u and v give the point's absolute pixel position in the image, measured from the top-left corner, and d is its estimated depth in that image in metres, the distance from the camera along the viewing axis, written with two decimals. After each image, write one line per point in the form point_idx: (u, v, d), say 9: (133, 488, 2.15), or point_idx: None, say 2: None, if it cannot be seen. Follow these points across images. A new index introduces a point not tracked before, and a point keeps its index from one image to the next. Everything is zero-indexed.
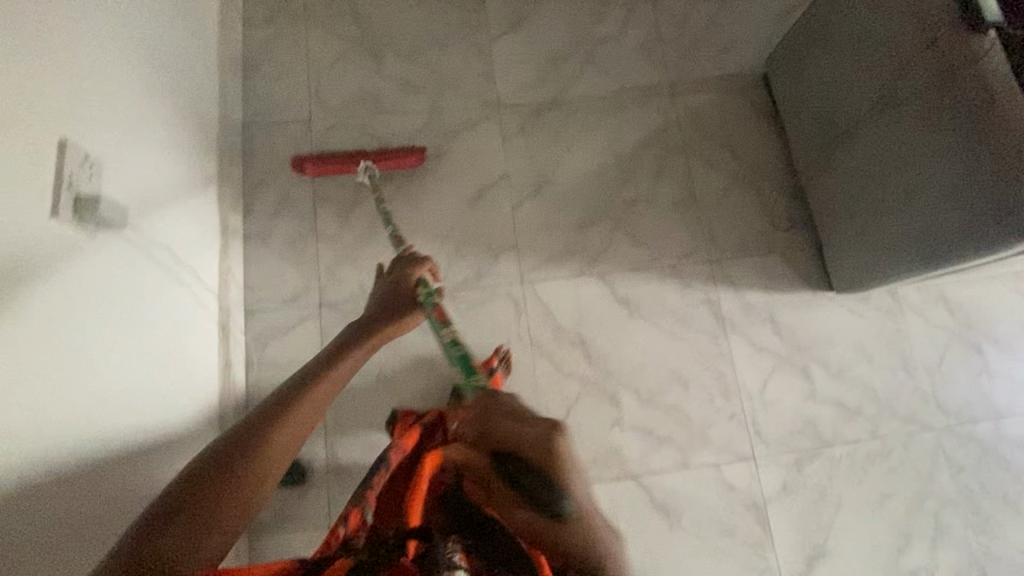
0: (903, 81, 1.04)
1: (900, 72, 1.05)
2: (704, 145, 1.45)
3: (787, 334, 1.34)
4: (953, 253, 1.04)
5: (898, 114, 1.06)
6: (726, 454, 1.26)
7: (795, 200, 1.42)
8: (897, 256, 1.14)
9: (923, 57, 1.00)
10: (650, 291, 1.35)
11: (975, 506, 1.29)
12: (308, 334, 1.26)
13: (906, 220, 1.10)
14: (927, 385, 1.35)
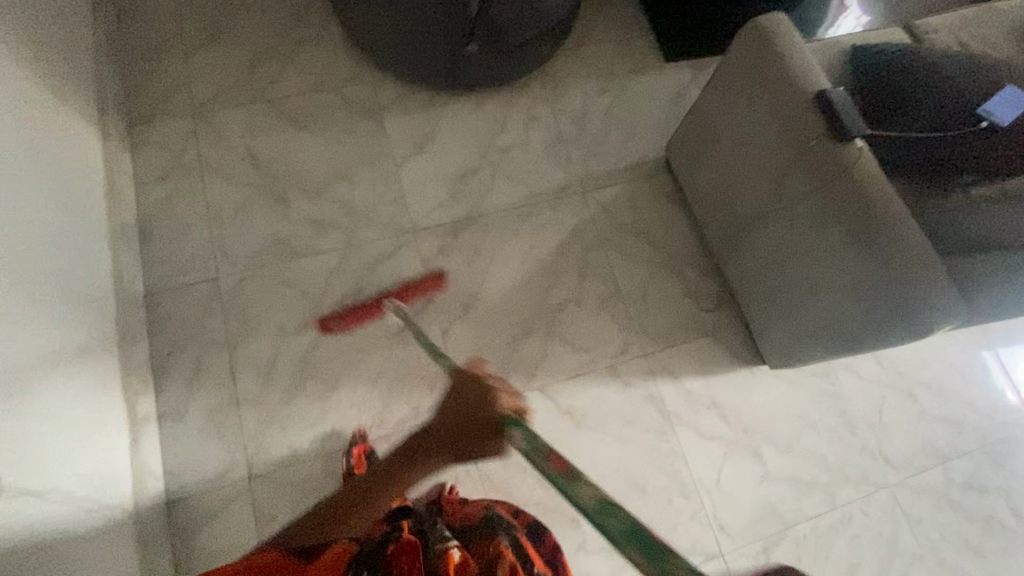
0: (785, 183, 1.06)
1: (781, 175, 1.07)
2: (620, 238, 1.48)
3: (732, 416, 1.35)
4: (860, 341, 1.07)
5: (786, 213, 1.08)
6: (694, 556, 1.24)
7: (715, 279, 1.46)
8: (817, 346, 1.15)
9: (799, 163, 1.02)
10: (592, 396, 1.33)
11: (939, 558, 1.30)
12: (238, 513, 1.17)
13: (816, 315, 1.11)
14: (872, 442, 1.37)
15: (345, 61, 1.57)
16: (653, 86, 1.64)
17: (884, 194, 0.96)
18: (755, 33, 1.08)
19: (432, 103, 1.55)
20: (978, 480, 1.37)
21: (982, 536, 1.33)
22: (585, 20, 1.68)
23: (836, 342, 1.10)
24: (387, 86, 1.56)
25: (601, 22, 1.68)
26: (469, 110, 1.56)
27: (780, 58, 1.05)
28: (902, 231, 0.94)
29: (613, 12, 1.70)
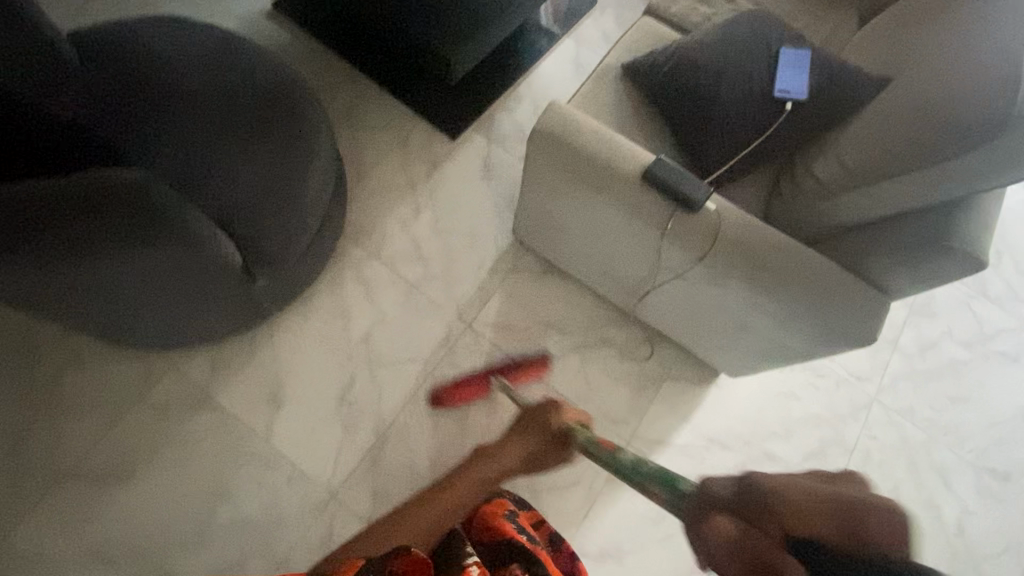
0: (664, 258, 0.98)
1: (655, 250, 0.98)
2: (534, 345, 1.35)
3: (729, 440, 1.32)
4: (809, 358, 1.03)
5: (682, 278, 1.00)
6: None
7: (636, 323, 1.39)
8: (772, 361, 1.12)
9: (668, 241, 0.93)
10: (612, 519, 1.24)
11: (942, 427, 1.38)
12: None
13: (760, 345, 1.06)
14: (840, 371, 1.41)
15: (127, 363, 1.24)
16: (460, 172, 1.50)
17: (756, 238, 0.91)
18: (545, 135, 0.96)
19: (258, 343, 1.29)
20: (926, 339, 1.46)
21: (956, 383, 1.43)
22: (350, 151, 1.48)
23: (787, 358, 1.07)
24: (195, 358, 1.27)
25: (367, 143, 1.49)
26: (302, 322, 1.32)
27: (583, 151, 0.94)
28: (796, 264, 0.89)
29: (371, 127, 1.51)
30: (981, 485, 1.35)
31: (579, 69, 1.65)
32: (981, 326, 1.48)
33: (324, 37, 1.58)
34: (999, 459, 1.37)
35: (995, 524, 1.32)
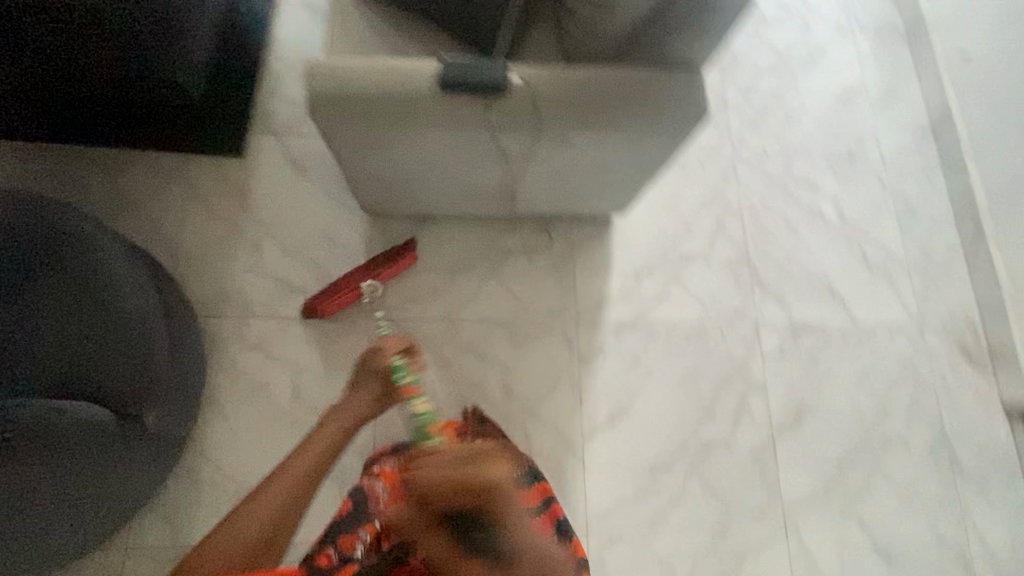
0: (505, 146, 0.96)
1: (494, 145, 0.95)
2: (451, 295, 1.32)
3: (653, 262, 1.40)
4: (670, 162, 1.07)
5: (533, 154, 0.99)
6: (756, 346, 1.37)
7: (524, 219, 1.39)
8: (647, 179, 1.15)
9: (498, 129, 0.90)
10: (604, 387, 1.31)
11: (793, 147, 1.54)
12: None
13: (632, 173, 1.09)
14: (698, 153, 1.51)
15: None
16: (273, 185, 1.34)
17: (570, 83, 0.89)
18: (326, 103, 0.86)
19: (197, 468, 1.17)
20: (744, 86, 1.59)
21: (783, 107, 1.58)
22: (149, 233, 1.29)
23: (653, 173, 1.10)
24: (144, 524, 1.13)
25: (161, 215, 1.30)
26: (223, 422, 1.20)
27: (371, 96, 0.86)
28: (613, 87, 0.90)
29: (152, 198, 1.31)
30: (843, 172, 1.54)
31: (319, 13, 1.47)
32: (776, 50, 1.64)
33: (30, 136, 1.30)
34: (844, 144, 1.56)
35: (867, 194, 1.52)
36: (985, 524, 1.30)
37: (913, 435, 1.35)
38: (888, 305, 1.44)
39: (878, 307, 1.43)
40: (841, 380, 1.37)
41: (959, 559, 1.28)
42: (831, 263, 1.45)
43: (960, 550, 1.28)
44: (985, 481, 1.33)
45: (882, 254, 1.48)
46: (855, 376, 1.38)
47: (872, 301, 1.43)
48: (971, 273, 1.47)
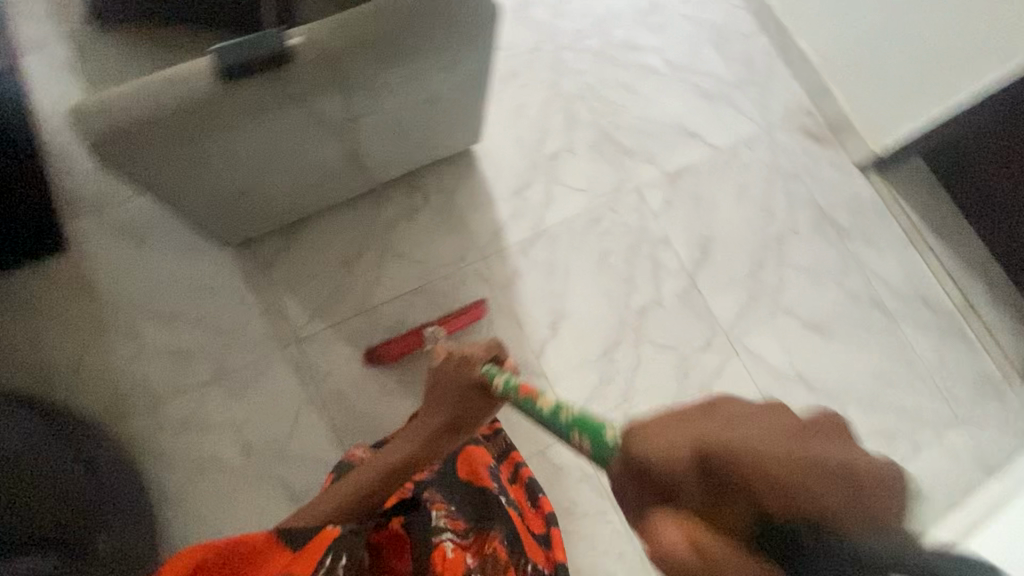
0: (317, 105, 0.91)
1: (305, 107, 0.90)
2: (354, 287, 1.27)
3: (527, 174, 1.43)
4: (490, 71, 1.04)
5: (351, 104, 0.94)
6: (646, 208, 1.45)
7: (389, 186, 1.35)
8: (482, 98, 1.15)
9: (298, 87, 0.86)
10: (535, 304, 1.34)
11: (602, 18, 1.59)
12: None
13: (464, 94, 1.08)
14: (523, 58, 1.52)
15: None
16: (117, 265, 1.23)
17: (347, 23, 0.82)
18: (105, 139, 0.78)
19: None
20: None
21: None
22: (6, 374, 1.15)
23: (480, 86, 1.08)
24: None
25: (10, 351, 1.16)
26: (191, 511, 1.13)
27: (139, 120, 0.78)
28: (393, 7, 0.84)
29: None
30: (654, 24, 1.61)
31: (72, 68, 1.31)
32: None
33: None
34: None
35: (680, 35, 1.61)
36: (877, 266, 1.51)
37: (799, 221, 1.50)
38: (737, 122, 1.57)
39: (730, 129, 1.55)
40: (726, 204, 1.49)
41: (870, 302, 1.47)
42: (678, 107, 1.55)
43: (868, 294, 1.48)
44: (865, 232, 1.52)
45: (714, 82, 1.59)
46: (736, 196, 1.50)
47: (722, 126, 1.55)
48: (789, 67, 1.62)
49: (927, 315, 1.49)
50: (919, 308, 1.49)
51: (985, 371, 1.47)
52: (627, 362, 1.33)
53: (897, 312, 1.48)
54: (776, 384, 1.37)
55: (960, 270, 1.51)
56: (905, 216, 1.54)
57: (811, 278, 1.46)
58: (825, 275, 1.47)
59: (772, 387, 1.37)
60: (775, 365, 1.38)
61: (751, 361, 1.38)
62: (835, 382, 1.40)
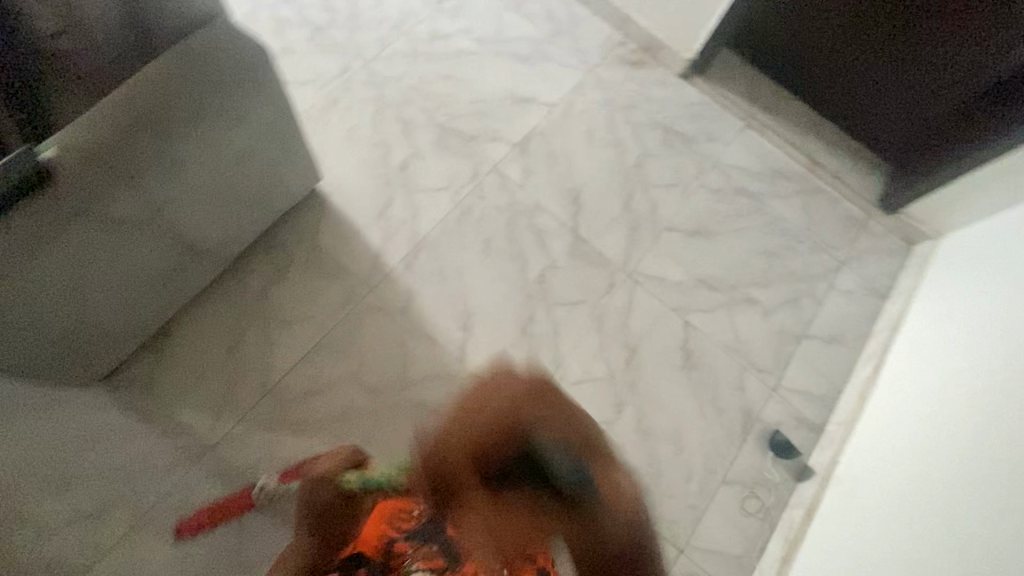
0: (110, 215, 0.86)
1: (97, 220, 0.85)
2: (247, 369, 1.19)
3: (384, 190, 1.38)
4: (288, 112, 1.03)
5: (148, 200, 0.90)
6: (510, 182, 1.47)
7: (245, 257, 1.27)
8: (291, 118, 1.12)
9: (77, 205, 0.80)
10: (441, 310, 1.31)
11: (400, 18, 1.57)
12: (717, 528, 1.25)
13: (277, 139, 1.05)
14: (337, 80, 1.47)
15: None
16: None
17: (101, 116, 0.80)
18: None
19: None
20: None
21: None
22: None
23: (285, 131, 1.06)
24: None
25: None
26: None
27: None
28: (144, 91, 0.82)
29: None
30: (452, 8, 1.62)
31: None
32: None
33: None
34: None
35: (480, 11, 1.63)
36: (729, 157, 1.62)
37: (648, 143, 1.59)
38: (562, 74, 1.62)
39: (557, 83, 1.60)
40: (580, 152, 1.54)
41: (734, 191, 1.58)
42: (503, 78, 1.57)
43: (730, 185, 1.58)
44: (707, 132, 1.63)
45: (528, 45, 1.63)
46: (585, 141, 1.55)
47: (549, 83, 1.60)
48: (589, 9, 1.70)
49: (784, 184, 1.62)
50: (776, 181, 1.62)
51: (846, 214, 1.62)
52: (546, 331, 1.35)
53: (760, 191, 1.60)
54: (683, 296, 1.45)
55: (796, 134, 1.65)
56: (736, 105, 1.66)
57: (677, 191, 1.55)
58: (688, 183, 1.56)
59: (681, 299, 1.44)
60: (676, 279, 1.46)
61: (654, 284, 1.44)
62: (732, 272, 1.49)
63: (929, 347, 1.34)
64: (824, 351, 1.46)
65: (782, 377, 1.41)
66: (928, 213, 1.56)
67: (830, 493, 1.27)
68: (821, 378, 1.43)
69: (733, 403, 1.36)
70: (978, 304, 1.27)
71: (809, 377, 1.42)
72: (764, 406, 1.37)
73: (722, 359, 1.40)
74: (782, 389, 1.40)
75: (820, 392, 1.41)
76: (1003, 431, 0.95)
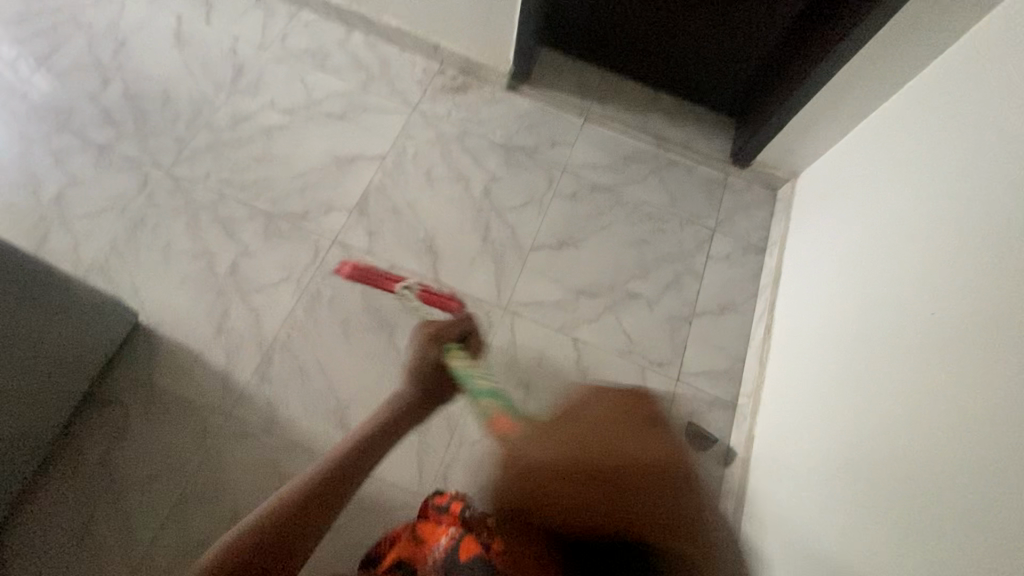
0: None
1: None
2: (107, 551, 1.05)
3: (219, 300, 1.27)
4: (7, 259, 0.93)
5: None
6: (356, 249, 1.37)
7: (74, 427, 1.12)
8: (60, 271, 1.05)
9: None
10: (312, 410, 1.20)
11: (196, 110, 1.46)
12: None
13: (32, 300, 0.97)
14: (138, 197, 1.34)
15: None
16: None
17: None
18: None
19: None
20: (100, 115, 1.42)
21: (150, 95, 1.46)
22: None
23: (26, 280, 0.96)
24: None
25: None
26: None
27: None
28: None
29: None
30: (251, 85, 1.51)
31: None
32: (85, 63, 1.47)
33: None
34: (225, 70, 1.53)
35: (282, 81, 1.54)
36: (576, 157, 1.58)
37: (491, 166, 1.53)
38: (385, 120, 1.53)
39: (382, 130, 1.52)
40: (423, 195, 1.46)
41: (590, 190, 1.54)
42: (322, 142, 1.48)
43: (584, 185, 1.55)
44: (548, 138, 1.59)
45: (342, 99, 1.54)
46: (427, 183, 1.47)
47: (374, 132, 1.51)
48: (396, 46, 1.63)
49: (637, 168, 1.59)
50: (628, 167, 1.59)
51: (706, 179, 1.61)
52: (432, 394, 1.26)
53: (616, 182, 1.57)
54: (565, 311, 1.39)
55: (636, 115, 1.63)
56: (569, 103, 1.62)
57: (533, 206, 1.50)
58: (541, 196, 1.51)
59: (565, 316, 1.38)
60: (553, 298, 1.40)
61: (533, 309, 1.38)
62: (608, 273, 1.45)
63: (811, 297, 1.29)
64: (717, 324, 1.43)
65: (683, 364, 1.37)
66: (778, 159, 1.55)
67: (755, 466, 1.23)
68: (721, 353, 1.40)
69: (641, 407, 1.31)
70: (845, 219, 1.28)
71: (708, 356, 1.39)
72: (673, 401, 1.33)
73: (620, 366, 1.34)
74: (686, 376, 1.36)
75: (723, 367, 1.39)
76: (907, 338, 0.94)
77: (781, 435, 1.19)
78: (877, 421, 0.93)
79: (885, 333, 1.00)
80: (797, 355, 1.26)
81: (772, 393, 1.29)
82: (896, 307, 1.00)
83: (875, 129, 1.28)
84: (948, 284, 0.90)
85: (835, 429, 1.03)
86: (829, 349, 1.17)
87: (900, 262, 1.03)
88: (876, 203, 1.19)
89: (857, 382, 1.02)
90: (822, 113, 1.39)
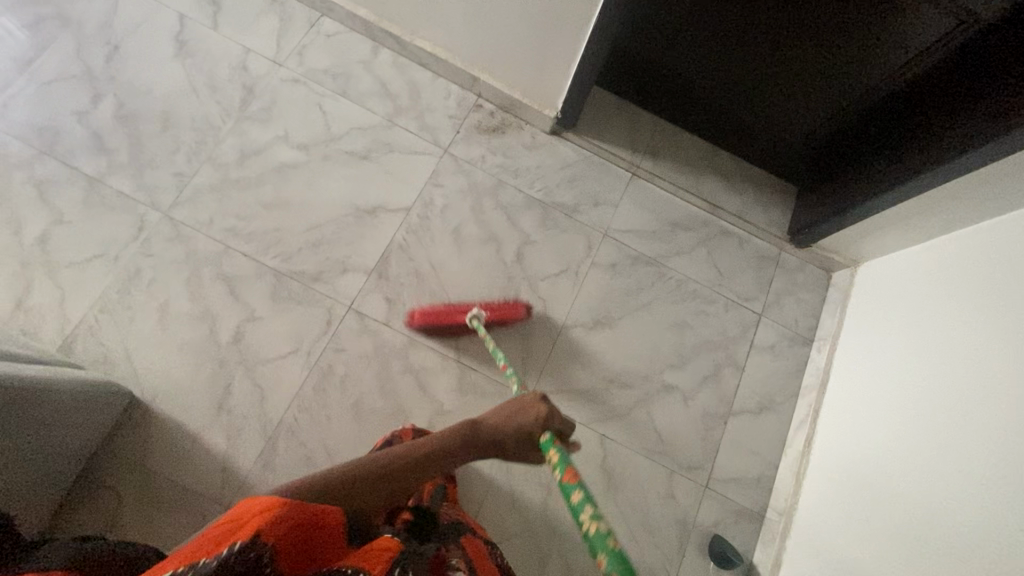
0: None
1: None
2: None
3: (221, 372, 1.16)
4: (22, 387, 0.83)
5: None
6: (374, 320, 1.25)
7: (60, 517, 1.04)
8: (59, 370, 0.95)
9: None
10: None
11: (200, 141, 1.29)
12: None
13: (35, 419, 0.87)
14: (131, 243, 1.20)
15: None
16: None
17: None
18: None
19: None
20: (90, 139, 1.25)
21: (147, 118, 1.29)
22: None
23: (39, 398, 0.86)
24: None
25: None
26: None
27: None
28: None
29: None
30: (263, 112, 1.34)
31: None
32: (73, 73, 1.29)
33: None
34: (234, 90, 1.35)
35: (299, 109, 1.36)
36: (619, 220, 1.42)
37: (527, 226, 1.38)
38: (412, 163, 1.37)
39: (409, 176, 1.36)
40: (450, 258, 1.32)
41: (631, 261, 1.40)
42: (341, 187, 1.32)
43: (626, 255, 1.40)
44: (591, 195, 1.43)
45: (365, 135, 1.37)
46: (455, 243, 1.33)
47: (400, 178, 1.35)
48: (429, 74, 1.44)
49: (685, 237, 1.45)
50: (675, 235, 1.44)
51: (758, 254, 1.46)
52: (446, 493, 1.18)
53: (661, 253, 1.42)
54: (594, 403, 1.29)
55: (689, 176, 1.47)
56: (617, 155, 1.45)
57: (568, 276, 1.37)
58: (577, 264, 1.38)
59: (594, 408, 1.29)
60: (583, 386, 1.30)
61: (561, 399, 1.28)
62: (643, 360, 1.34)
63: (864, 423, 1.19)
64: (754, 426, 1.34)
65: (714, 469, 1.29)
66: (840, 245, 1.41)
67: None
68: (754, 460, 1.31)
69: (664, 515, 1.24)
70: (904, 330, 1.21)
71: (741, 462, 1.31)
72: (699, 511, 1.25)
73: (647, 469, 1.26)
74: (716, 484, 1.28)
75: (756, 476, 1.30)
76: (966, 478, 0.92)
77: (810, 560, 1.14)
78: (937, 557, 0.90)
79: (947, 477, 0.95)
80: (833, 471, 1.21)
81: (806, 510, 1.23)
82: (952, 438, 0.98)
83: (961, 248, 1.16)
84: (1012, 426, 0.88)
85: (874, 559, 1.01)
86: (868, 466, 1.13)
87: (958, 389, 1.01)
88: (940, 318, 1.13)
89: (909, 531, 0.97)
90: (903, 215, 1.24)
